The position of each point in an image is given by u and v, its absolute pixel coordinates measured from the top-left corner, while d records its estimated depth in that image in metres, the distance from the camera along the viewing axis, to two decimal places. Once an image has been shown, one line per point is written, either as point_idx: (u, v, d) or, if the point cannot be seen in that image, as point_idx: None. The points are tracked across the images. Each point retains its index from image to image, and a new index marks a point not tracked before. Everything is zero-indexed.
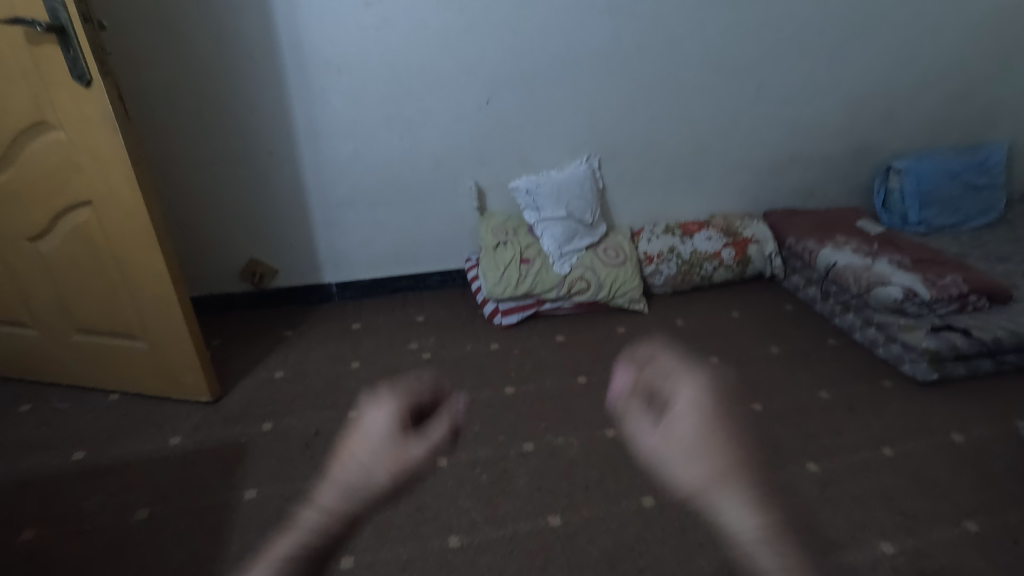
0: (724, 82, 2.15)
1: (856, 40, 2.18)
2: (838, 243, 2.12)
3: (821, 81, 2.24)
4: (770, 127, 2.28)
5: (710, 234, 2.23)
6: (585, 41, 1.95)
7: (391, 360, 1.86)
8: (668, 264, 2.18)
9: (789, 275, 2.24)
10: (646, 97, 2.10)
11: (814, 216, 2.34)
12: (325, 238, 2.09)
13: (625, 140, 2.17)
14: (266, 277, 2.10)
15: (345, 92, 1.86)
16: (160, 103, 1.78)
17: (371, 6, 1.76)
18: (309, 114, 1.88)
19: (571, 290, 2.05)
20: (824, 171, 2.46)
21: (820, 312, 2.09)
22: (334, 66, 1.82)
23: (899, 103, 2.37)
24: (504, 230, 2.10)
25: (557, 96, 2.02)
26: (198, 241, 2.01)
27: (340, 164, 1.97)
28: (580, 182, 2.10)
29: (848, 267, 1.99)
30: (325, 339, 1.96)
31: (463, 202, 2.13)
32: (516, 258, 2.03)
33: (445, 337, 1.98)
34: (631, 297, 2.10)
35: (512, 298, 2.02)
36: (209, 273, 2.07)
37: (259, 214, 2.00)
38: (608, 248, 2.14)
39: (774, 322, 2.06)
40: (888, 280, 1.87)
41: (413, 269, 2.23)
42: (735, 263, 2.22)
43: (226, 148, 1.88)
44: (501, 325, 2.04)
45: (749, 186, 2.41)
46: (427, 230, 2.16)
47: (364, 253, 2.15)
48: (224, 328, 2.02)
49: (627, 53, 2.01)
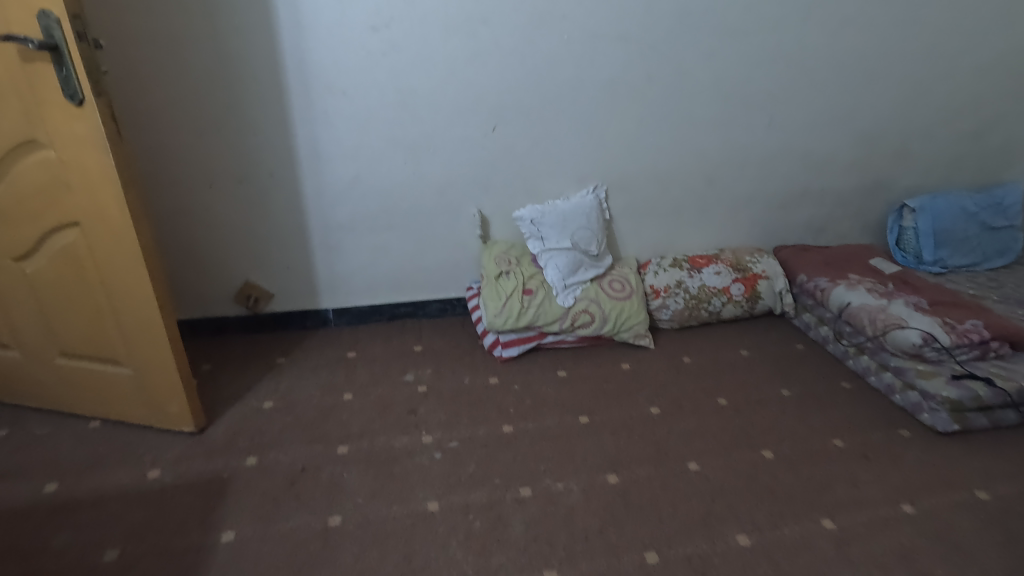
0: (734, 115, 2.11)
1: (868, 76, 2.15)
2: (852, 281, 2.05)
3: (833, 116, 2.20)
4: (781, 160, 2.24)
5: (719, 269, 2.17)
6: (594, 71, 1.92)
7: (386, 391, 1.79)
8: (676, 298, 2.12)
9: (800, 313, 2.17)
10: (656, 128, 2.07)
11: (826, 252, 2.27)
12: (324, 262, 2.04)
13: (633, 171, 2.13)
14: (261, 300, 2.04)
15: (349, 116, 1.84)
16: (162, 122, 1.75)
17: (379, 31, 1.74)
18: (312, 137, 1.85)
19: (574, 323, 1.98)
20: (835, 207, 2.40)
21: (832, 352, 2.02)
22: (339, 90, 1.79)
23: (912, 141, 2.33)
24: (507, 259, 2.04)
25: (564, 125, 1.99)
26: (194, 262, 1.96)
27: (342, 187, 1.93)
28: (586, 212, 2.06)
29: (862, 307, 1.91)
30: (318, 368, 1.89)
31: (467, 229, 2.08)
32: (519, 288, 1.97)
33: (443, 369, 1.91)
34: (636, 332, 2.03)
35: (514, 329, 1.96)
36: (203, 295, 2.01)
37: (258, 237, 1.96)
38: (614, 280, 2.07)
39: (784, 364, 1.99)
40: (905, 323, 1.79)
41: (412, 295, 2.16)
42: (744, 299, 2.16)
43: (227, 168, 1.84)
44: (500, 358, 1.97)
45: (759, 221, 2.36)
46: (429, 256, 2.10)
47: (362, 278, 2.09)
48: (215, 353, 1.95)
49: (637, 85, 1.98)
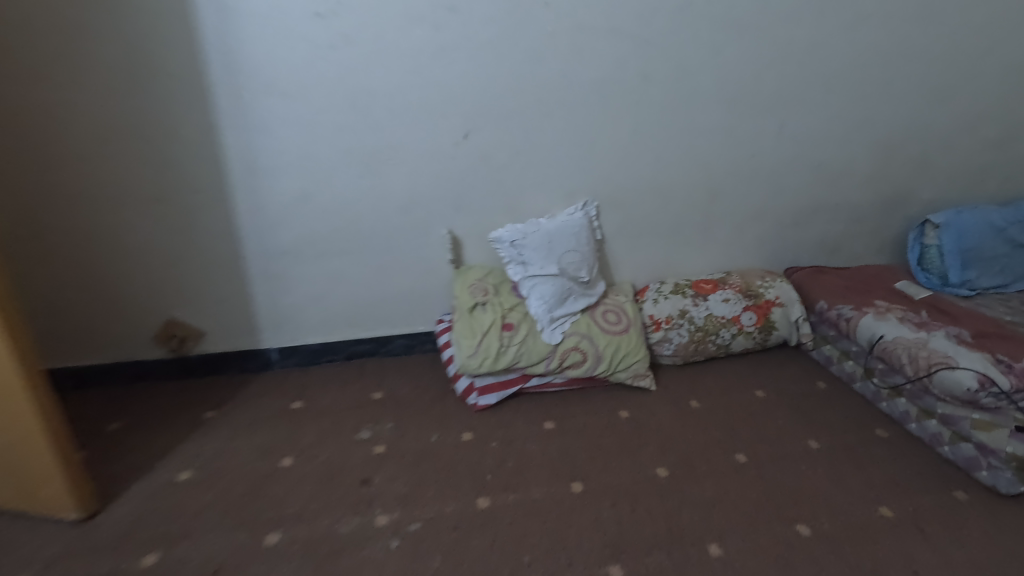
0: (742, 121, 1.85)
1: (889, 77, 1.91)
2: (880, 310, 1.78)
3: (849, 122, 1.95)
4: (792, 171, 1.98)
5: (727, 295, 1.88)
6: (583, 68, 1.64)
7: (336, 454, 1.47)
8: (679, 331, 1.83)
9: (820, 345, 1.90)
10: (652, 135, 1.80)
11: (845, 274, 2.01)
12: (266, 294, 1.72)
13: (628, 186, 1.85)
14: (189, 340, 1.71)
15: (291, 121, 1.53)
16: (56, 129, 1.45)
17: (325, 18, 1.44)
18: (245, 147, 1.53)
19: (563, 363, 1.68)
20: (850, 224, 2.15)
21: (861, 392, 1.75)
22: (277, 92, 1.49)
23: (934, 150, 2.09)
24: (483, 288, 1.74)
25: (548, 132, 1.71)
26: (105, 296, 1.64)
27: (285, 207, 1.62)
28: (575, 233, 1.77)
29: (897, 341, 1.64)
30: (254, 424, 1.56)
31: (436, 253, 1.78)
32: (497, 323, 1.67)
33: (407, 423, 1.59)
34: (635, 372, 1.74)
35: (491, 372, 1.65)
36: (118, 335, 1.68)
37: (183, 265, 1.64)
38: (608, 311, 1.78)
39: (808, 408, 1.71)
40: (954, 362, 1.51)
41: (373, 330, 1.84)
42: (756, 330, 1.88)
43: (141, 184, 1.53)
44: (476, 406, 1.66)
45: (768, 239, 2.09)
46: (391, 285, 1.79)
47: (313, 313, 1.77)
48: (129, 407, 1.61)
49: (633, 86, 1.71)
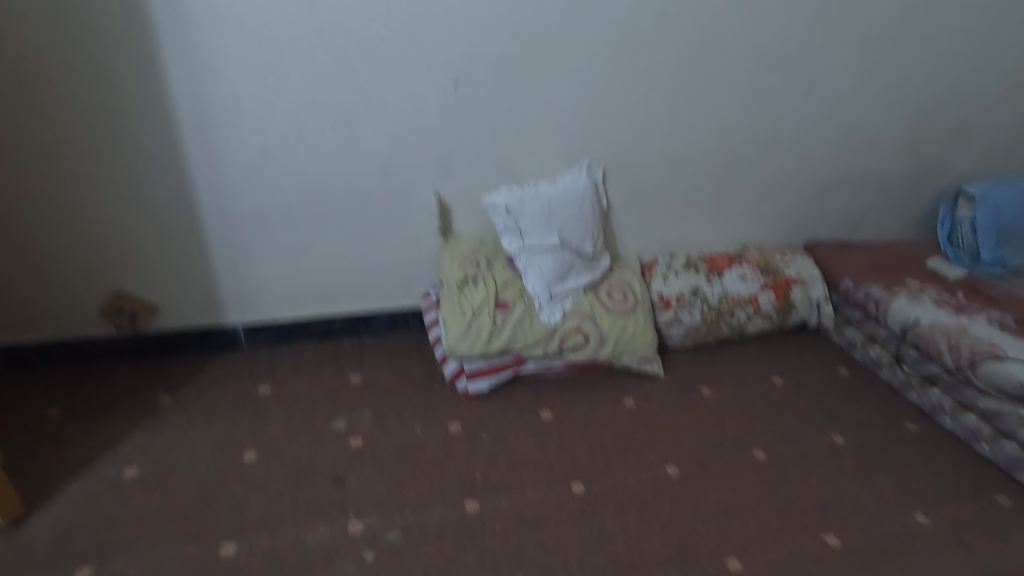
0: (766, 77, 1.64)
1: (931, 31, 1.70)
2: (913, 290, 1.61)
3: (884, 79, 1.74)
4: (817, 135, 1.79)
5: (744, 273, 1.71)
6: (591, 12, 1.43)
7: (306, 450, 1.32)
8: (691, 311, 1.66)
9: (842, 328, 1.73)
10: (666, 92, 1.59)
11: (872, 250, 1.83)
12: (229, 266, 1.53)
13: (637, 149, 1.65)
14: (141, 316, 1.52)
15: (249, 62, 1.33)
16: None
17: None
18: (197, 92, 1.34)
19: (563, 346, 1.51)
20: (875, 198, 1.97)
21: (888, 380, 1.60)
22: (231, 26, 1.29)
23: (972, 114, 1.88)
24: (474, 261, 1.55)
25: (550, 85, 1.50)
26: (44, 268, 1.44)
27: (247, 164, 1.43)
28: (578, 200, 1.57)
29: (935, 325, 1.48)
30: (216, 413, 1.40)
31: (421, 220, 1.58)
32: (489, 301, 1.49)
33: (388, 413, 1.43)
34: (642, 356, 1.57)
35: (482, 356, 1.48)
36: (59, 312, 1.49)
37: (131, 230, 1.45)
38: (613, 288, 1.61)
39: (830, 400, 1.56)
40: (1002, 353, 1.36)
41: (352, 307, 1.66)
42: (774, 312, 1.71)
43: (78, 136, 1.34)
44: (465, 393, 1.49)
45: (787, 210, 1.91)
46: (370, 257, 1.60)
47: (284, 287, 1.58)
48: (72, 392, 1.44)
49: (646, 33, 1.49)
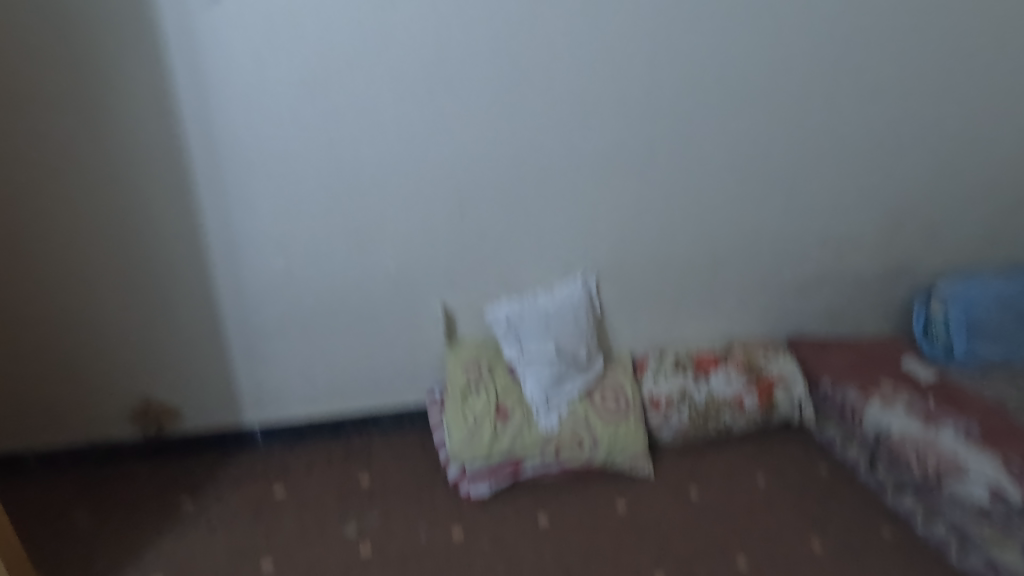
0: (745, 194, 1.78)
1: (895, 149, 1.85)
2: (886, 395, 1.72)
3: (856, 190, 1.88)
4: (797, 241, 1.90)
5: (729, 375, 1.82)
6: (583, 145, 1.59)
7: (320, 558, 1.44)
8: (679, 412, 1.77)
9: (823, 426, 1.84)
10: (652, 209, 1.72)
11: (850, 350, 1.95)
12: (247, 373, 1.64)
13: (629, 258, 1.76)
14: (168, 419, 1.64)
15: (277, 197, 1.47)
16: (33, 211, 1.42)
17: (314, 98, 1.40)
18: (228, 224, 1.48)
19: (559, 452, 1.62)
20: (855, 290, 2.03)
21: (865, 481, 1.71)
22: (263, 169, 1.44)
23: (940, 218, 1.99)
24: (477, 369, 1.67)
25: (546, 206, 1.63)
26: (79, 379, 1.56)
27: (270, 283, 1.55)
28: (573, 312, 1.71)
29: (904, 437, 1.60)
30: (234, 517, 1.53)
31: (427, 328, 1.70)
32: (490, 410, 1.62)
33: (394, 516, 1.55)
34: (634, 459, 1.68)
35: (484, 462, 1.60)
36: (91, 418, 1.61)
37: (159, 344, 1.56)
38: (606, 393, 1.71)
39: (812, 503, 1.65)
40: (964, 471, 1.48)
41: (361, 405, 1.76)
42: (758, 411, 1.82)
43: (120, 263, 1.48)
44: (468, 497, 1.60)
45: (772, 307, 1.97)
46: (379, 360, 1.71)
47: (298, 389, 1.69)
48: (104, 495, 1.57)
49: (634, 157, 1.65)
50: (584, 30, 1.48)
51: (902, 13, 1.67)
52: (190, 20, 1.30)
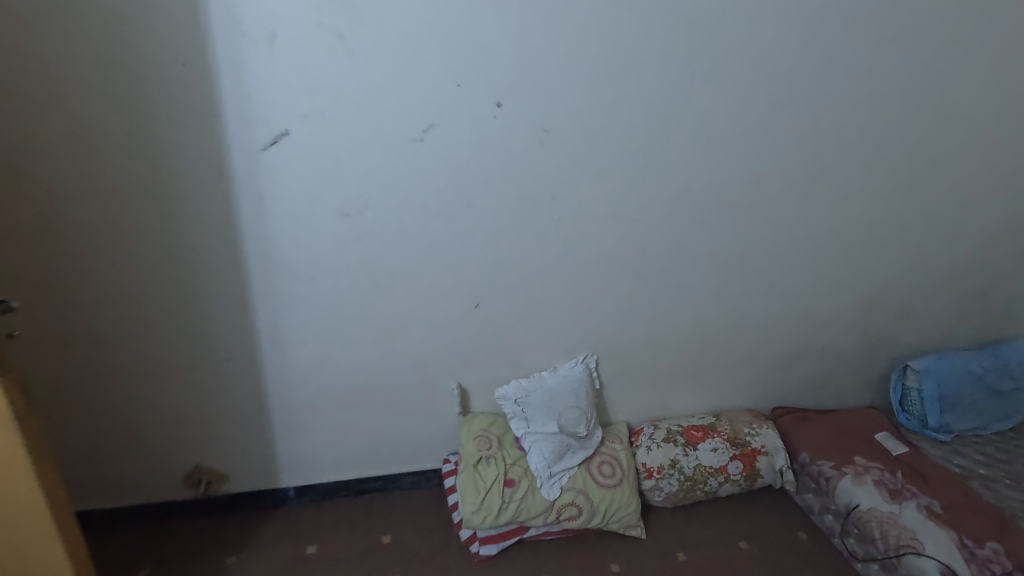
0: (734, 284, 1.93)
1: (878, 244, 1.99)
2: (858, 469, 1.91)
3: (840, 280, 2.02)
4: (783, 326, 2.06)
5: (716, 445, 2.01)
6: (586, 249, 1.76)
7: None
8: (670, 480, 1.96)
9: (802, 493, 2.01)
10: (647, 300, 1.90)
11: (830, 420, 2.12)
12: (284, 443, 1.86)
13: (625, 342, 1.95)
14: (214, 482, 1.86)
15: (316, 298, 1.66)
16: (102, 315, 1.60)
17: (352, 216, 1.58)
18: (275, 322, 1.67)
19: (560, 517, 1.82)
20: (836, 365, 2.19)
21: (838, 548, 1.87)
22: (305, 276, 1.63)
23: (917, 302, 2.13)
24: (488, 440, 1.87)
25: (551, 300, 1.82)
26: (138, 450, 1.78)
27: (307, 369, 1.76)
28: (574, 389, 1.89)
29: (871, 512, 1.79)
30: (271, 574, 1.72)
31: (443, 402, 1.91)
32: (499, 479, 1.81)
33: (412, 575, 1.74)
34: (627, 522, 1.87)
35: (493, 526, 1.79)
36: (148, 482, 1.83)
37: (208, 420, 1.78)
38: (603, 462, 1.91)
39: (789, 566, 1.82)
40: (921, 548, 1.67)
41: (383, 468, 1.98)
42: (742, 478, 2.01)
43: (178, 355, 1.67)
44: (477, 555, 1.80)
45: (756, 381, 2.15)
46: (400, 430, 1.92)
47: (329, 455, 1.91)
48: (157, 550, 1.78)
49: (632, 258, 1.81)
50: (589, 152, 1.64)
51: (884, 129, 1.80)
52: (252, 155, 1.47)
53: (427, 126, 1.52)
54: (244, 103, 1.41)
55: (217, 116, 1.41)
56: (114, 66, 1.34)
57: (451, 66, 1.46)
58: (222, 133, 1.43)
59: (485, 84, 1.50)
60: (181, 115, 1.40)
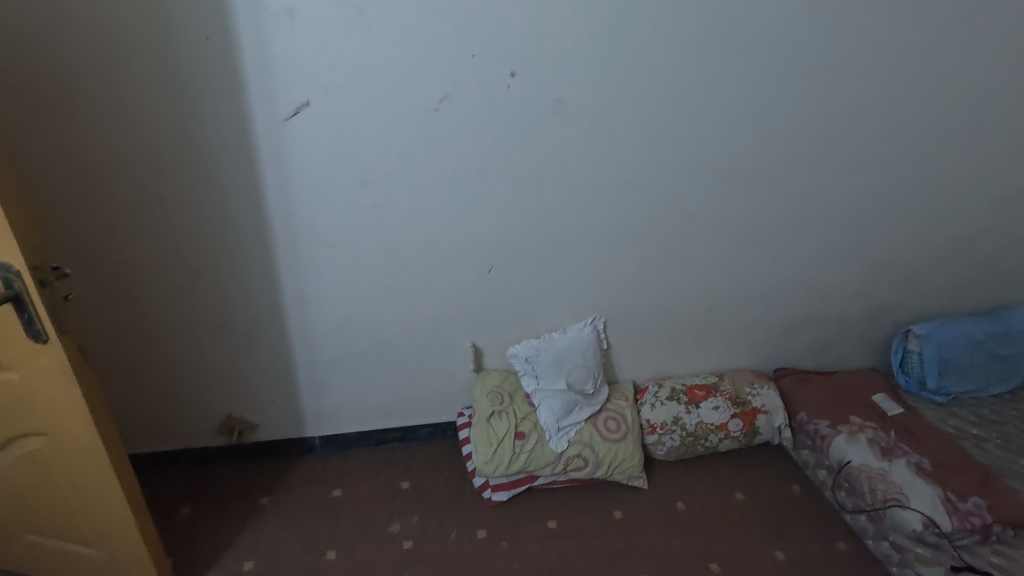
0: (740, 252, 1.98)
1: (886, 212, 2.01)
2: (853, 428, 2.01)
3: (846, 247, 2.06)
4: (788, 292, 2.11)
5: (717, 404, 2.10)
6: (596, 216, 1.81)
7: (370, 550, 1.78)
8: (672, 436, 2.07)
9: (798, 449, 2.11)
10: (654, 266, 1.95)
11: (829, 382, 2.20)
12: (310, 396, 1.99)
13: (633, 306, 2.02)
14: (246, 431, 2.01)
15: (337, 263, 1.75)
16: (140, 277, 1.70)
17: (370, 184, 1.65)
18: (299, 285, 1.77)
19: (567, 467, 1.94)
20: (839, 329, 2.25)
21: (829, 500, 1.98)
22: (327, 241, 1.71)
23: (923, 269, 2.17)
24: (500, 396, 1.99)
25: (560, 266, 1.88)
26: (176, 401, 1.92)
27: (330, 329, 1.86)
28: (582, 349, 1.98)
29: (862, 468, 1.89)
30: (301, 514, 1.88)
31: (458, 361, 2.02)
32: (510, 432, 1.93)
33: (429, 517, 1.88)
34: (630, 474, 1.99)
35: (504, 474, 1.92)
36: (186, 430, 1.98)
37: (239, 375, 1.90)
38: (609, 418, 2.02)
39: (781, 516, 1.94)
40: (906, 502, 1.77)
41: (402, 421, 2.11)
42: (742, 435, 2.11)
43: (210, 315, 1.78)
44: (489, 501, 1.93)
45: (759, 344, 2.22)
46: (418, 386, 2.04)
47: (351, 408, 2.04)
48: (197, 491, 1.95)
49: (641, 226, 1.86)
50: (600, 122, 1.66)
51: (897, 98, 1.80)
52: (275, 126, 1.53)
53: (442, 96, 1.56)
54: (267, 76, 1.47)
55: (242, 89, 1.48)
56: (146, 42, 1.41)
57: (466, 38, 1.49)
58: (247, 105, 1.50)
59: (498, 56, 1.53)
60: (208, 89, 1.47)
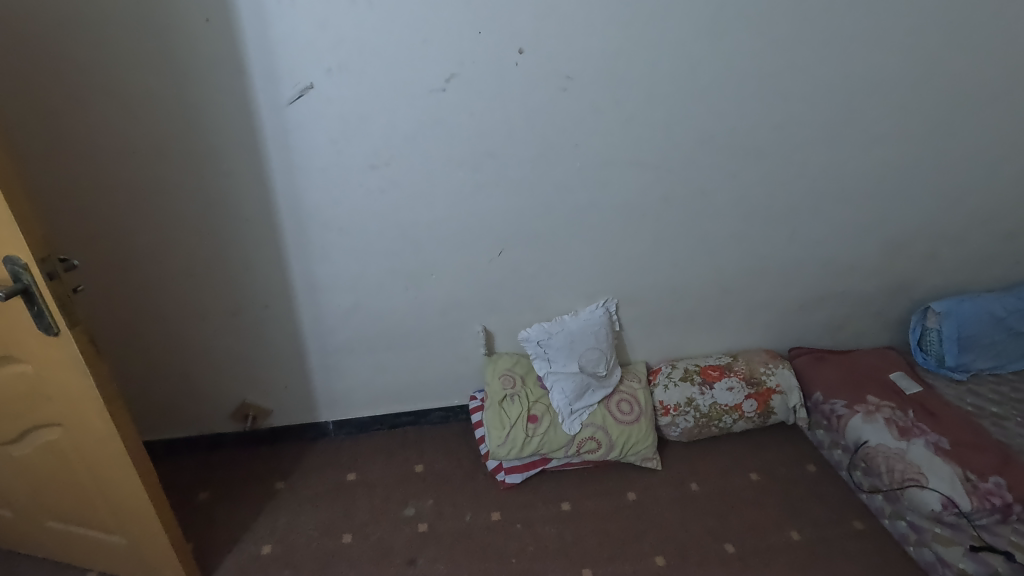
0: (756, 229, 1.94)
1: (907, 186, 1.95)
2: (870, 408, 1.98)
3: (865, 223, 2.00)
4: (804, 270, 2.07)
5: (731, 384, 2.08)
6: (608, 195, 1.77)
7: (386, 533, 1.79)
8: (685, 417, 2.05)
9: (813, 429, 2.10)
10: (667, 246, 1.92)
11: (846, 361, 2.16)
12: (322, 382, 1.99)
13: (645, 287, 1.99)
14: (260, 417, 2.02)
15: (347, 249, 1.74)
16: (151, 265, 1.70)
17: (378, 167, 1.62)
18: (309, 270, 1.76)
19: (580, 450, 1.94)
20: (856, 307, 2.21)
21: (846, 480, 1.97)
22: (335, 227, 1.69)
23: (944, 244, 2.11)
24: (512, 380, 1.98)
25: (572, 248, 1.85)
26: (191, 388, 1.93)
27: (341, 315, 1.86)
28: (594, 332, 1.96)
29: (879, 448, 1.87)
30: (317, 498, 1.89)
31: (469, 344, 2.00)
32: (523, 416, 1.93)
33: (444, 500, 1.89)
34: (643, 455, 1.99)
35: (517, 457, 1.92)
36: (202, 416, 2.00)
37: (252, 361, 1.91)
38: (622, 400, 2.00)
39: (797, 496, 1.93)
40: (925, 482, 1.74)
41: (414, 405, 2.12)
42: (756, 415, 2.09)
43: (221, 302, 1.78)
44: (502, 484, 1.94)
45: (774, 323, 2.19)
46: (429, 370, 2.04)
47: (364, 393, 2.05)
48: (215, 476, 1.97)
49: (653, 206, 1.82)
50: (612, 98, 1.61)
51: (923, 67, 1.72)
52: (280, 109, 1.50)
53: (449, 76, 1.52)
54: (270, 59, 1.44)
55: (245, 72, 1.45)
56: (148, 25, 1.37)
57: (473, 13, 1.44)
58: (252, 90, 1.47)
59: (507, 31, 1.48)
60: (210, 72, 1.44)
